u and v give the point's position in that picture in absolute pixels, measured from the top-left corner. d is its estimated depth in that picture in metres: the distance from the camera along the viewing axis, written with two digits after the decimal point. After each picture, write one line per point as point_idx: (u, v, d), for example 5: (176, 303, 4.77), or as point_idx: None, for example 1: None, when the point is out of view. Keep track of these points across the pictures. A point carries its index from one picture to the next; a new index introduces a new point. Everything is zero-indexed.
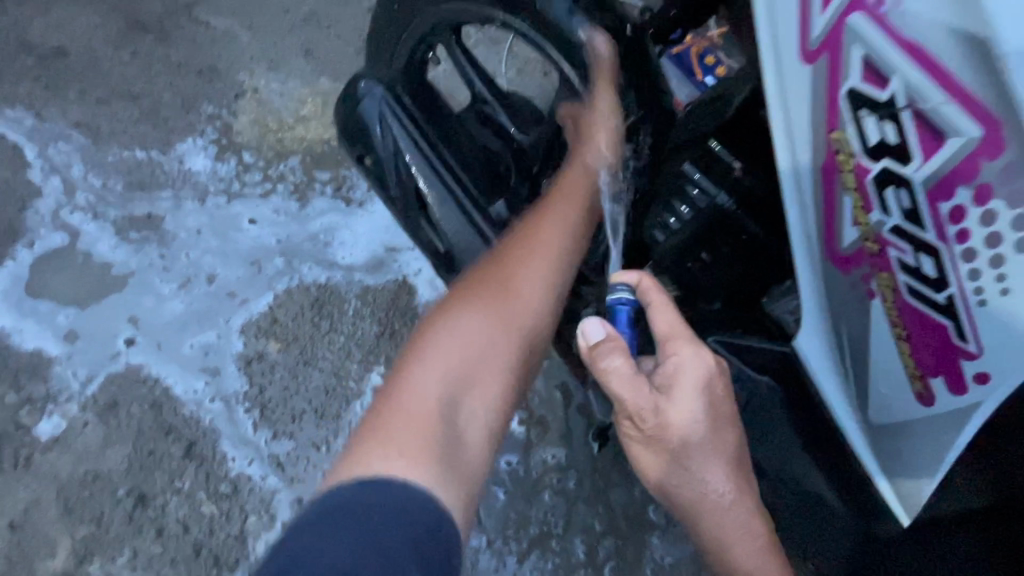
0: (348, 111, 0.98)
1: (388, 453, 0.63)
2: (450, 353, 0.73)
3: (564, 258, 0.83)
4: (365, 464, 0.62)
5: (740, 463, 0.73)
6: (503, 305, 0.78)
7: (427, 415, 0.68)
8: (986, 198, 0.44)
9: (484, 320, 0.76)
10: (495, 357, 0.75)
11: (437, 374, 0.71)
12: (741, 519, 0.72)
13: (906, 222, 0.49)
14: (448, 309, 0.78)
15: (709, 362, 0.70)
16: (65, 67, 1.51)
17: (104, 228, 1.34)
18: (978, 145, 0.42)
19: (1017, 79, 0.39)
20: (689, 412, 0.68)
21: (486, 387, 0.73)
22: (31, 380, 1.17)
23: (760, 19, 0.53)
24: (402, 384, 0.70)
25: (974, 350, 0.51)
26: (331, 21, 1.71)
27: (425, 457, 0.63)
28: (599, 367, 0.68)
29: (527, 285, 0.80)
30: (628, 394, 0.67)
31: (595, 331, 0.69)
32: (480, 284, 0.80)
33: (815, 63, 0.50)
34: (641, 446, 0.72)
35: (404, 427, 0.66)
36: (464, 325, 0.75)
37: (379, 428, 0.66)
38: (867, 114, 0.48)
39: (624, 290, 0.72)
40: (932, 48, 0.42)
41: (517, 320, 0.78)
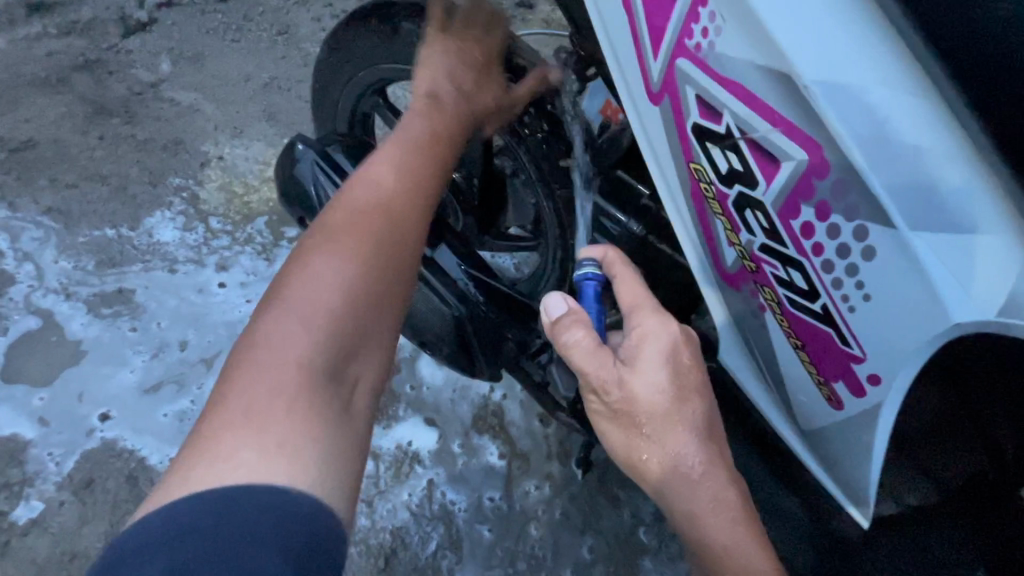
0: (286, 174, 1.02)
1: (260, 444, 0.53)
2: (315, 308, 0.62)
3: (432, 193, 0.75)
4: (225, 472, 0.51)
5: (713, 432, 0.68)
6: (374, 249, 0.67)
7: (299, 388, 0.58)
8: (827, 214, 0.47)
9: (345, 266, 0.65)
10: (378, 307, 0.66)
11: (298, 340, 0.60)
12: (712, 493, 0.67)
13: (769, 240, 0.52)
14: (295, 259, 0.66)
15: (676, 331, 0.68)
16: (35, 157, 1.59)
17: (76, 306, 1.38)
18: (807, 166, 0.46)
19: (820, 104, 0.43)
20: (653, 381, 0.66)
21: (370, 344, 0.65)
22: (8, 465, 1.19)
23: (613, 70, 0.60)
24: (252, 359, 0.59)
25: (859, 353, 0.53)
26: (291, 83, 1.79)
27: (305, 440, 0.55)
28: (559, 341, 0.67)
29: (404, 224, 0.71)
30: (592, 365, 0.65)
31: (556, 306, 0.69)
32: (338, 228, 0.68)
33: (662, 103, 0.55)
34: (608, 423, 0.69)
35: (271, 407, 0.56)
36: (320, 273, 0.64)
37: (234, 414, 0.55)
38: (712, 146, 0.52)
39: (590, 265, 0.72)
40: (747, 83, 0.46)
41: (391, 262, 0.68)
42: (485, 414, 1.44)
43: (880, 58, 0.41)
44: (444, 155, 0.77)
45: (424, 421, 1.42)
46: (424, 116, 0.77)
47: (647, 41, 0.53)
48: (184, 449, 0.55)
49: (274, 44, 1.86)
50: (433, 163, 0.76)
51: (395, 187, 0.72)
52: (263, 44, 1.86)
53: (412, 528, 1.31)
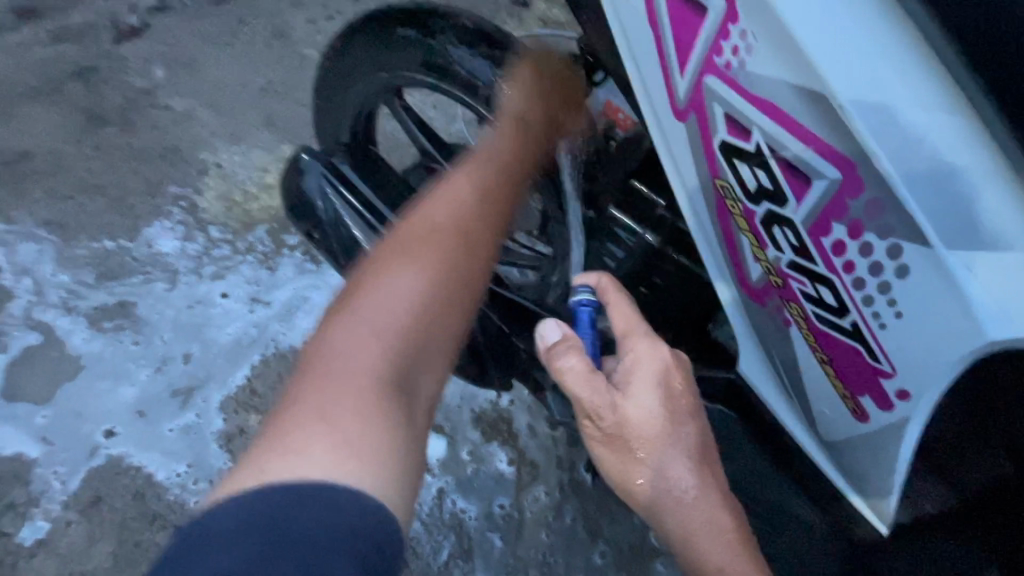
0: (291, 185, 1.01)
1: (333, 448, 0.53)
2: (392, 316, 0.63)
3: (501, 206, 0.75)
4: (297, 464, 0.52)
5: (705, 454, 0.69)
6: (450, 259, 0.69)
7: (372, 392, 0.59)
8: (860, 232, 0.46)
9: (423, 276, 0.66)
10: (447, 319, 0.66)
11: (373, 343, 0.61)
12: (705, 516, 0.68)
13: (798, 257, 0.52)
14: (379, 265, 0.68)
15: (668, 355, 0.68)
16: (30, 169, 1.56)
17: (77, 320, 1.36)
18: (841, 184, 0.45)
19: (857, 123, 0.42)
20: (645, 406, 0.66)
21: (435, 357, 0.65)
22: (13, 485, 1.17)
23: (635, 86, 0.59)
24: (328, 357, 0.60)
25: (888, 368, 0.52)
26: (288, 87, 1.77)
27: (377, 447, 0.55)
28: (555, 367, 0.67)
29: (480, 244, 0.72)
30: (586, 391, 0.65)
31: (551, 332, 0.68)
32: (420, 239, 0.70)
33: (687, 119, 0.55)
34: (603, 447, 0.69)
35: (347, 410, 0.56)
36: (397, 278, 0.66)
37: (313, 412, 0.56)
38: (740, 163, 0.51)
39: (584, 291, 0.71)
40: (779, 101, 0.46)
41: (469, 279, 0.69)
42: (493, 421, 1.43)
43: (919, 77, 0.40)
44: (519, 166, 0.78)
45: (432, 429, 1.41)
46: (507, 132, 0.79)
47: (673, 57, 0.53)
48: (257, 442, 0.56)
49: (269, 47, 1.83)
50: (514, 184, 0.77)
51: (478, 207, 0.74)
52: (258, 47, 1.83)
53: (423, 538, 1.30)
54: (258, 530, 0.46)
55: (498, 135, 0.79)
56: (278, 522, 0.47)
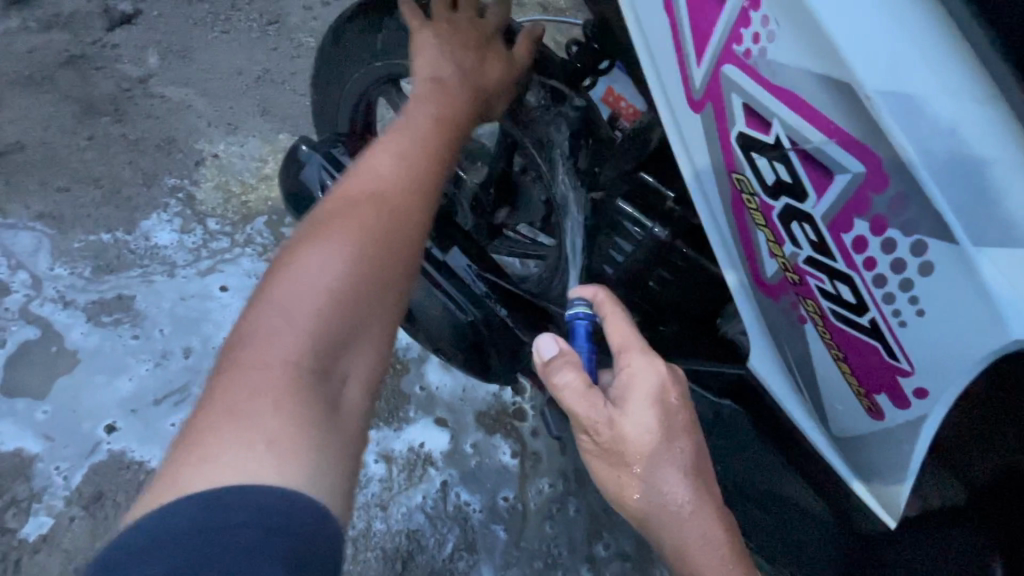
0: (291, 177, 0.99)
1: (248, 444, 0.51)
2: (307, 300, 0.60)
3: (427, 185, 0.71)
4: (209, 468, 0.50)
5: (702, 471, 0.67)
6: (373, 240, 0.65)
7: (287, 381, 0.56)
8: (882, 228, 0.45)
9: (340, 253, 0.63)
10: (374, 295, 0.63)
11: (284, 334, 0.59)
12: (701, 531, 0.66)
13: (816, 253, 0.50)
14: (290, 250, 0.65)
15: (665, 369, 0.66)
16: (24, 160, 1.53)
17: (75, 314, 1.34)
18: (864, 179, 0.44)
19: (884, 115, 0.40)
20: (643, 422, 0.64)
21: (363, 339, 0.62)
22: (15, 481, 1.16)
23: (649, 76, 0.57)
24: (239, 352, 0.58)
25: (907, 366, 0.51)
26: (284, 76, 1.74)
27: (298, 435, 0.54)
28: (551, 382, 0.66)
29: (405, 211, 0.68)
30: (582, 408, 0.64)
31: (547, 347, 0.67)
32: (337, 217, 0.66)
33: (704, 111, 0.53)
34: (598, 461, 0.68)
35: (259, 403, 0.54)
36: (309, 262, 0.62)
37: (226, 412, 0.54)
38: (759, 156, 0.50)
39: (580, 305, 0.71)
40: (802, 92, 0.44)
41: (395, 251, 0.66)
42: (496, 413, 1.42)
43: (946, 67, 0.39)
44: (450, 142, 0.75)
45: (435, 422, 1.41)
46: (427, 107, 0.76)
47: (690, 46, 0.51)
48: (172, 453, 0.53)
49: (265, 35, 1.80)
50: (439, 146, 0.74)
51: (399, 180, 0.70)
52: (253, 34, 1.80)
53: (427, 531, 1.29)
54: (185, 535, 0.44)
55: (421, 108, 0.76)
56: (216, 519, 0.45)
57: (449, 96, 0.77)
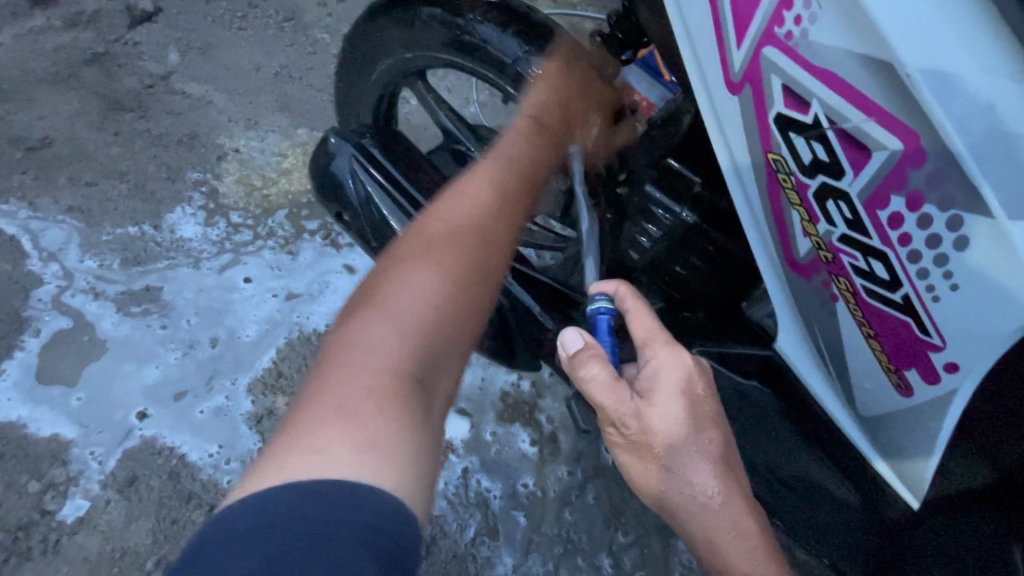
0: (320, 167, 1.01)
1: (352, 439, 0.54)
2: (411, 312, 0.65)
3: (508, 214, 0.78)
4: (317, 457, 0.52)
5: (729, 462, 0.69)
6: (465, 263, 0.71)
7: (393, 387, 0.60)
8: (919, 204, 0.46)
9: (443, 272, 0.69)
10: (468, 316, 0.69)
11: (389, 341, 0.63)
12: (731, 521, 0.68)
13: (851, 230, 0.52)
14: (394, 266, 0.70)
15: (689, 361, 0.68)
16: (52, 155, 1.57)
17: (105, 305, 1.38)
18: (902, 155, 0.45)
19: (923, 92, 0.42)
20: (670, 415, 0.66)
21: (453, 358, 0.67)
22: (51, 466, 1.20)
23: (687, 59, 0.60)
24: (346, 354, 0.62)
25: (938, 341, 0.52)
26: (302, 72, 1.77)
27: (397, 441, 0.56)
28: (579, 376, 0.67)
29: (497, 241, 0.76)
30: (610, 400, 0.65)
31: (573, 341, 0.68)
32: (438, 239, 0.73)
33: (741, 92, 0.54)
34: (626, 454, 0.69)
35: (366, 405, 0.57)
36: (411, 279, 0.68)
37: (333, 411, 0.56)
38: (796, 135, 0.51)
39: (602, 299, 0.72)
40: (842, 72, 0.45)
41: (487, 278, 0.73)
42: (515, 402, 1.45)
43: (980, 48, 0.40)
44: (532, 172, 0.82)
45: (454, 410, 1.43)
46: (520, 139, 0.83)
47: (729, 29, 0.53)
48: (268, 449, 0.56)
49: (282, 32, 1.83)
50: (528, 182, 0.82)
51: (487, 207, 0.77)
52: (271, 31, 1.83)
53: (450, 516, 1.32)
54: (270, 528, 0.47)
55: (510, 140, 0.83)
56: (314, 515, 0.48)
57: (546, 132, 0.84)
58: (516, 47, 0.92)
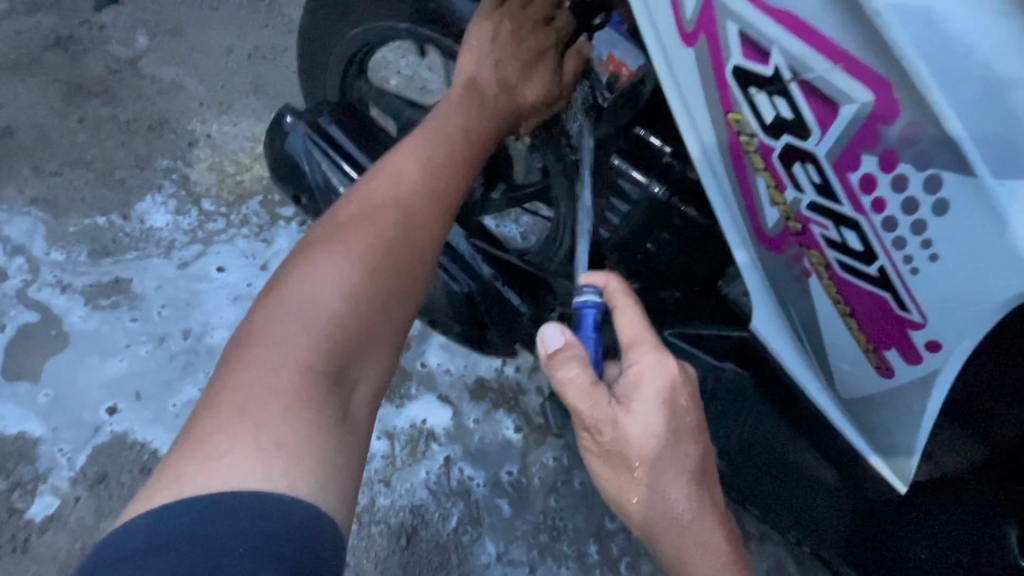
0: (277, 148, 0.96)
1: (258, 443, 0.54)
2: (324, 305, 0.64)
3: (442, 200, 0.76)
4: (219, 460, 0.53)
5: (708, 477, 0.65)
6: (386, 250, 0.70)
7: (297, 382, 0.59)
8: (892, 163, 0.41)
9: (352, 262, 0.68)
10: (384, 309, 0.68)
11: (300, 334, 0.62)
12: (706, 541, 0.64)
13: (820, 197, 0.47)
14: (315, 252, 0.69)
15: (674, 371, 0.63)
16: (15, 145, 1.51)
17: (73, 298, 1.34)
18: (872, 108, 0.40)
19: (895, 32, 0.37)
20: (648, 423, 0.61)
21: (371, 348, 0.67)
22: (20, 463, 1.17)
23: (635, 6, 0.52)
24: (256, 345, 0.61)
25: (918, 318, 0.48)
26: (276, 52, 1.70)
27: (304, 438, 0.56)
28: (554, 376, 0.63)
29: (420, 227, 0.73)
30: (585, 405, 0.61)
31: (553, 338, 0.64)
32: (358, 225, 0.71)
33: (697, 44, 0.48)
34: (599, 462, 0.65)
35: (272, 406, 0.57)
36: (326, 266, 0.67)
37: (239, 410, 0.56)
38: (757, 91, 0.46)
39: (591, 293, 0.68)
40: (805, 14, 0.40)
41: (409, 265, 0.71)
42: (498, 389, 1.41)
43: None
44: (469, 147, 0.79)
45: (437, 399, 1.40)
46: (457, 114, 0.79)
47: None
48: (175, 448, 0.56)
49: (255, 11, 1.77)
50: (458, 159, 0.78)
51: (418, 187, 0.75)
52: (244, 11, 1.77)
53: (432, 506, 1.29)
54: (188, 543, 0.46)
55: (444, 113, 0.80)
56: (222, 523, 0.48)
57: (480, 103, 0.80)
58: None
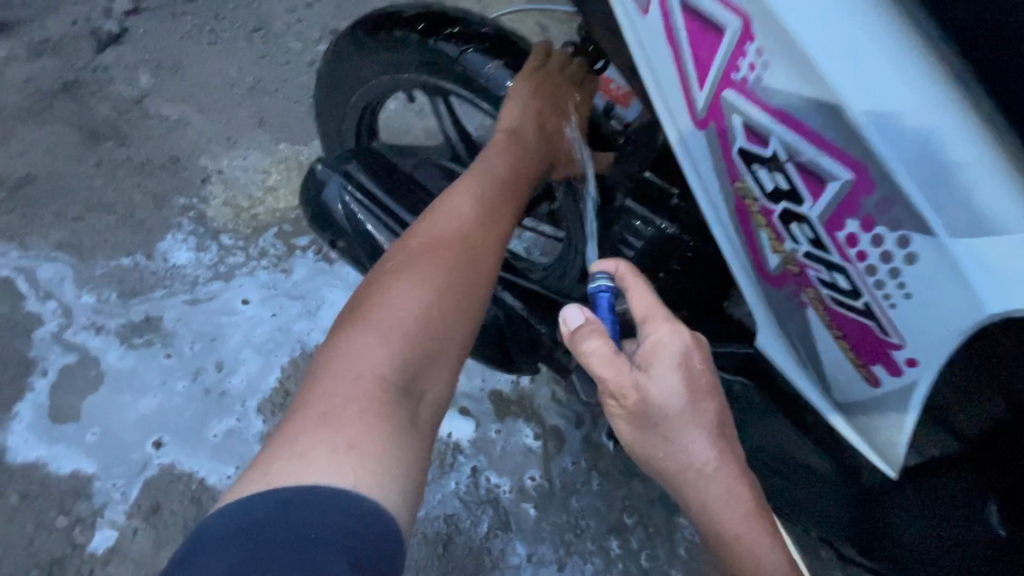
0: (310, 197, 1.04)
1: (333, 445, 0.62)
2: (395, 325, 0.73)
3: (494, 226, 0.86)
4: (304, 464, 0.60)
5: (724, 433, 0.73)
6: (451, 274, 0.78)
7: (374, 395, 0.68)
8: (871, 226, 0.52)
9: (424, 283, 0.76)
10: (445, 326, 0.76)
11: (375, 350, 0.71)
12: (727, 488, 0.72)
13: (813, 248, 0.58)
14: (385, 276, 0.78)
15: (687, 335, 0.73)
16: (37, 192, 1.57)
17: (108, 338, 1.40)
18: (852, 185, 0.51)
19: (866, 130, 0.47)
20: (667, 384, 0.71)
21: (437, 362, 0.75)
22: (76, 500, 1.23)
23: (655, 98, 0.65)
24: (338, 362, 0.70)
25: (898, 340, 0.58)
26: (277, 84, 1.77)
27: (374, 445, 0.64)
28: (579, 350, 0.71)
29: (477, 252, 0.82)
30: (610, 371, 0.69)
31: (574, 317, 0.73)
32: (424, 252, 0.80)
33: (707, 129, 0.60)
34: (625, 425, 0.74)
35: (351, 416, 0.65)
36: (399, 290, 0.76)
37: (321, 421, 0.64)
38: (759, 167, 0.57)
39: (603, 278, 0.77)
40: (795, 114, 0.51)
41: (472, 288, 0.80)
42: (516, 399, 1.50)
43: (925, 87, 0.44)
44: (511, 185, 0.89)
45: (459, 413, 1.48)
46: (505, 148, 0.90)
47: (692, 73, 0.58)
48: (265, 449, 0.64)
49: (252, 44, 1.83)
50: (508, 192, 0.89)
51: (473, 215, 0.85)
52: (241, 44, 1.83)
53: (463, 514, 1.38)
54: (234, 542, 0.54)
55: (494, 148, 0.91)
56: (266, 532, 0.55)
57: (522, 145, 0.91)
58: (486, 62, 0.95)
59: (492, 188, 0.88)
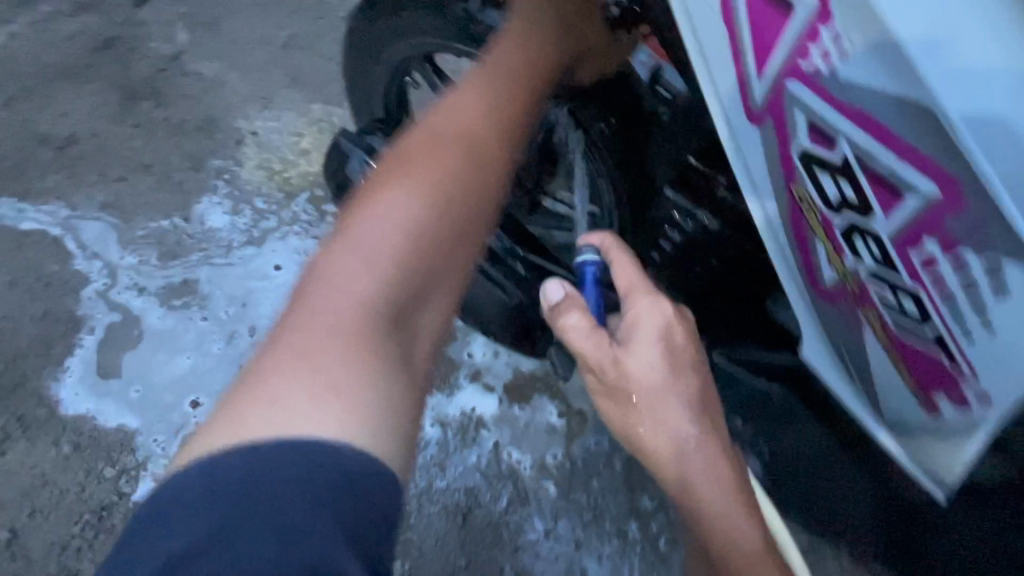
0: (336, 172, 1.01)
1: (312, 384, 0.59)
2: (383, 252, 0.68)
3: (498, 150, 0.79)
4: (280, 398, 0.58)
5: (705, 408, 0.70)
6: (445, 198, 0.74)
7: (360, 325, 0.64)
8: (954, 247, 0.46)
9: (416, 209, 0.72)
10: (439, 256, 0.72)
11: (363, 278, 0.66)
12: (708, 463, 0.68)
13: (879, 266, 0.53)
14: (373, 199, 0.73)
15: (668, 311, 0.71)
16: (82, 152, 1.60)
17: (150, 299, 1.45)
18: (937, 201, 0.45)
19: (961, 137, 0.41)
20: (646, 359, 0.69)
21: (432, 294, 0.72)
22: (123, 453, 1.31)
23: (707, 89, 0.61)
24: (322, 289, 0.66)
25: (968, 374, 0.51)
26: (310, 40, 1.71)
27: (357, 380, 0.61)
28: (558, 323, 0.71)
29: (475, 177, 0.76)
30: (587, 345, 0.70)
31: (555, 291, 0.73)
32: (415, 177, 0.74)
33: (763, 124, 0.56)
34: (605, 400, 0.72)
35: (331, 351, 0.61)
36: (387, 216, 0.71)
37: (300, 357, 0.61)
38: (821, 171, 0.53)
39: (589, 252, 0.76)
40: (877, 116, 0.46)
41: (472, 217, 0.76)
42: (542, 377, 1.48)
43: None
44: (518, 100, 0.80)
45: (482, 388, 1.48)
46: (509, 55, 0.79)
47: (750, 62, 0.54)
48: (238, 386, 0.61)
49: None
50: (513, 108, 0.80)
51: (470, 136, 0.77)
52: None
53: (484, 487, 1.39)
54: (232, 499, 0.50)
55: (497, 57, 0.80)
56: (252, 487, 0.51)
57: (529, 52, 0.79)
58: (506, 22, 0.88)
59: (495, 106, 0.79)
